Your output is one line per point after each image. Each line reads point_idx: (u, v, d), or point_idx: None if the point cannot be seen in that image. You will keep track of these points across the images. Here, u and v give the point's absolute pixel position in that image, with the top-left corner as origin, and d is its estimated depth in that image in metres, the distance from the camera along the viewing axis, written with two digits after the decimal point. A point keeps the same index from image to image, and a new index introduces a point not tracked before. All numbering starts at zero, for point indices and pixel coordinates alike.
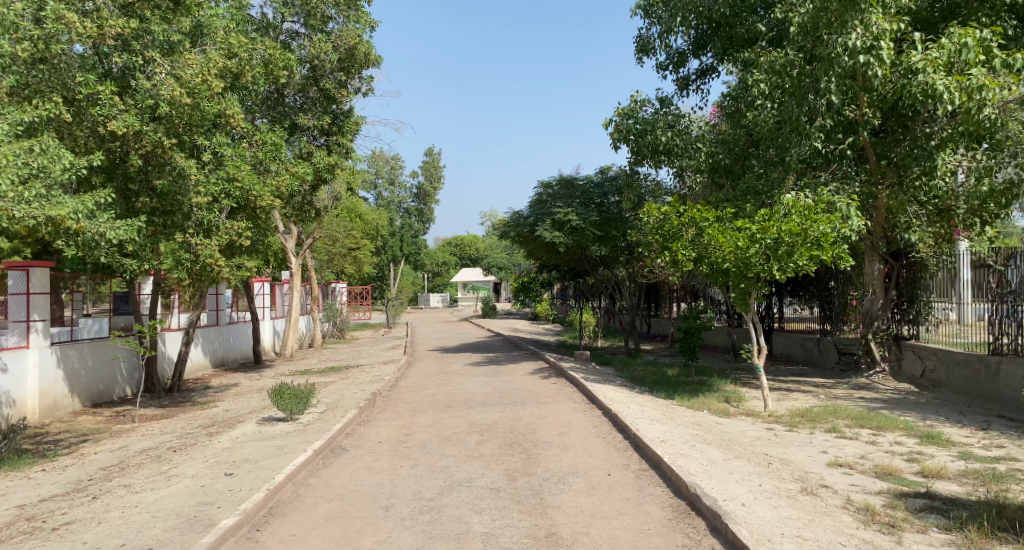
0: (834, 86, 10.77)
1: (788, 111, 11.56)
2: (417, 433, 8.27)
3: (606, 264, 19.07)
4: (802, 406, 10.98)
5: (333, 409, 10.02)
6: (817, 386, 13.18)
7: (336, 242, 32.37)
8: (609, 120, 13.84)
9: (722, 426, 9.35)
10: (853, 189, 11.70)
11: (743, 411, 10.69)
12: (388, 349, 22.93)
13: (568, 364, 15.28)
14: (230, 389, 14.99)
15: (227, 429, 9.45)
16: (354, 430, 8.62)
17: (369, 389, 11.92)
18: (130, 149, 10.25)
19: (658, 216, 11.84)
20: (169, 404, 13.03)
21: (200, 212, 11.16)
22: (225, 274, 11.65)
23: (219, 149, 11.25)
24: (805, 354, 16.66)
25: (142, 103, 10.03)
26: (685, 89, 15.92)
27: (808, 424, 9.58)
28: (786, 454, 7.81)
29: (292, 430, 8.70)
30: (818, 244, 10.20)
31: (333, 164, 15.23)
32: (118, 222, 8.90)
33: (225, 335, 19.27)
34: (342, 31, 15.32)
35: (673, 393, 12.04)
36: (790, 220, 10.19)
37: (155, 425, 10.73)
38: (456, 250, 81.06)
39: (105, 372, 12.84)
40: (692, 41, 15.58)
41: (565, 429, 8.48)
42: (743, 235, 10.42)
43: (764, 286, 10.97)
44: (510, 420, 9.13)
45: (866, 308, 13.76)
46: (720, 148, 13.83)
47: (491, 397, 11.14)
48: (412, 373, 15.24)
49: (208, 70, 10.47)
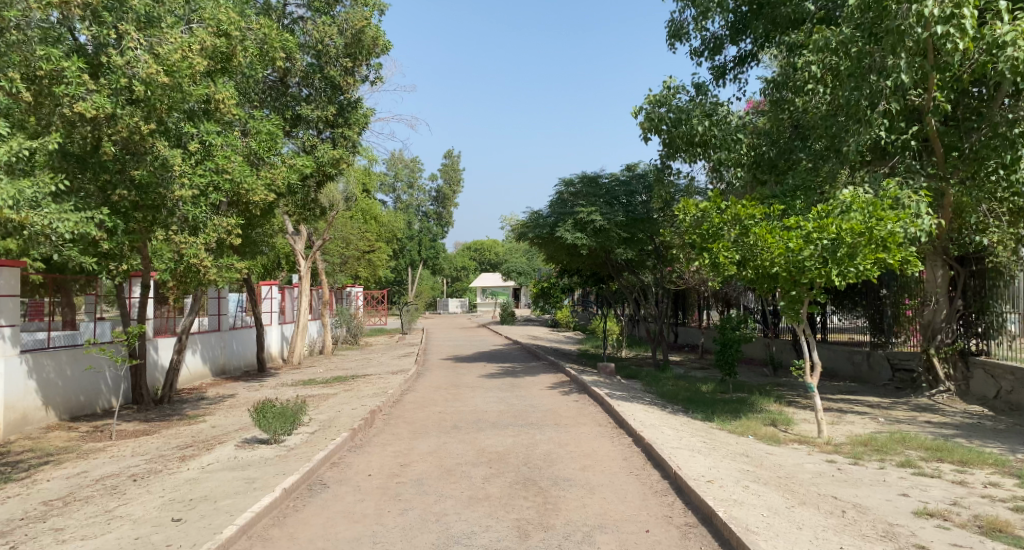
0: (903, 64, 9.36)
1: (844, 95, 10.22)
2: (416, 465, 7.03)
3: (632, 268, 17.84)
4: (863, 433, 9.53)
5: (325, 429, 8.82)
6: (872, 407, 11.72)
7: (349, 245, 31.12)
8: (640, 108, 12.53)
9: (775, 458, 7.97)
10: (920, 183, 10.27)
11: (794, 438, 9.27)
12: (400, 357, 21.74)
13: (592, 378, 13.93)
14: (225, 400, 13.88)
15: (204, 452, 8.29)
16: (343, 459, 7.39)
17: (369, 405, 10.72)
18: (102, 135, 9.09)
19: (696, 213, 10.40)
20: (155, 418, 11.92)
21: (185, 206, 10.11)
22: (212, 275, 10.54)
23: (207, 138, 10.18)
24: (852, 369, 15.18)
25: (116, 81, 8.95)
26: (722, 78, 14.58)
27: (876, 456, 8.14)
28: (859, 497, 6.42)
29: (271, 458, 7.50)
30: (885, 245, 8.84)
31: (337, 158, 14.05)
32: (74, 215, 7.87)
33: (228, 342, 18.20)
34: (348, 13, 14.17)
35: (711, 413, 10.66)
36: (852, 217, 8.82)
37: (131, 444, 9.59)
38: (476, 254, 80.05)
39: (86, 382, 11.77)
40: (729, 26, 14.27)
41: (591, 461, 7.17)
42: (795, 234, 9.07)
43: (819, 294, 9.58)
44: (526, 447, 7.86)
45: (927, 320, 12.46)
46: (763, 140, 12.89)
47: (506, 417, 9.87)
48: (420, 385, 14.00)
49: (189, 46, 9.41)
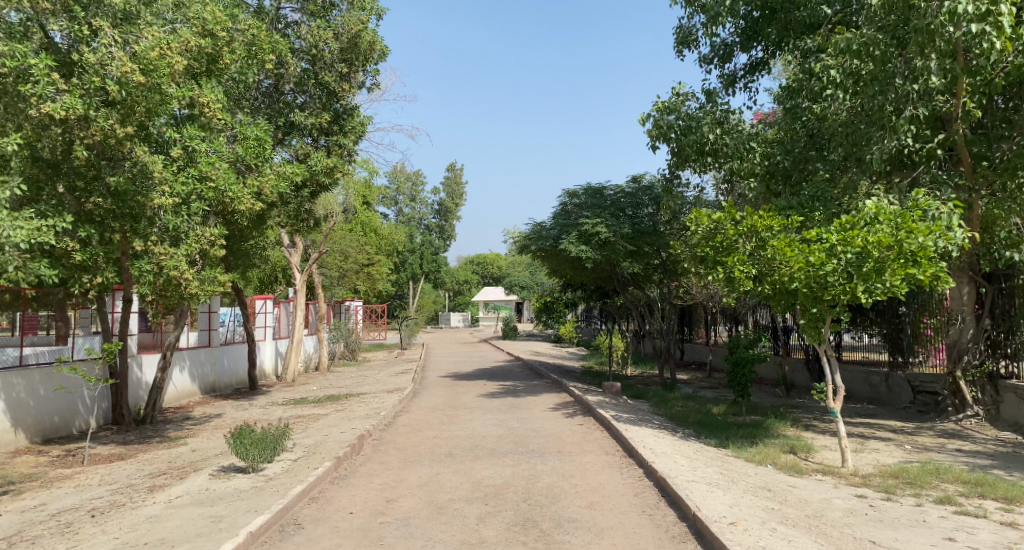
0: (934, 66, 8.70)
1: (868, 101, 9.65)
2: (404, 501, 6.35)
3: (638, 282, 17.25)
4: (891, 462, 8.81)
5: (308, 457, 8.14)
6: (896, 433, 11.02)
7: (347, 258, 30.14)
8: (647, 115, 11.92)
9: (800, 492, 7.26)
10: (949, 194, 9.55)
11: (817, 468, 8.54)
12: (397, 374, 21.03)
13: (597, 398, 13.22)
14: (210, 420, 13.19)
15: (176, 483, 7.62)
16: (323, 493, 6.71)
17: (359, 428, 10.04)
18: (75, 138, 8.50)
19: (708, 224, 9.73)
20: (134, 440, 11.24)
21: (165, 215, 9.49)
22: (194, 289, 9.88)
23: (190, 142, 9.66)
24: (869, 391, 14.42)
25: (89, 81, 8.38)
26: (732, 86, 13.98)
27: (911, 490, 7.41)
28: (901, 542, 5.72)
29: (246, 490, 6.82)
30: (914, 260, 8.16)
31: (331, 167, 13.47)
32: (21, 221, 7.47)
33: (218, 358, 17.51)
34: (344, 17, 13.64)
35: (726, 439, 9.95)
36: (879, 229, 8.15)
37: (101, 471, 8.90)
38: (479, 268, 79.59)
39: (61, 402, 11.13)
40: (740, 33, 13.69)
41: (598, 498, 6.48)
42: (816, 248, 8.43)
43: (843, 312, 8.90)
44: (526, 479, 7.17)
45: (952, 339, 11.77)
46: (777, 149, 12.02)
47: (506, 443, 9.17)
48: (416, 405, 13.33)
49: (168, 44, 8.83)
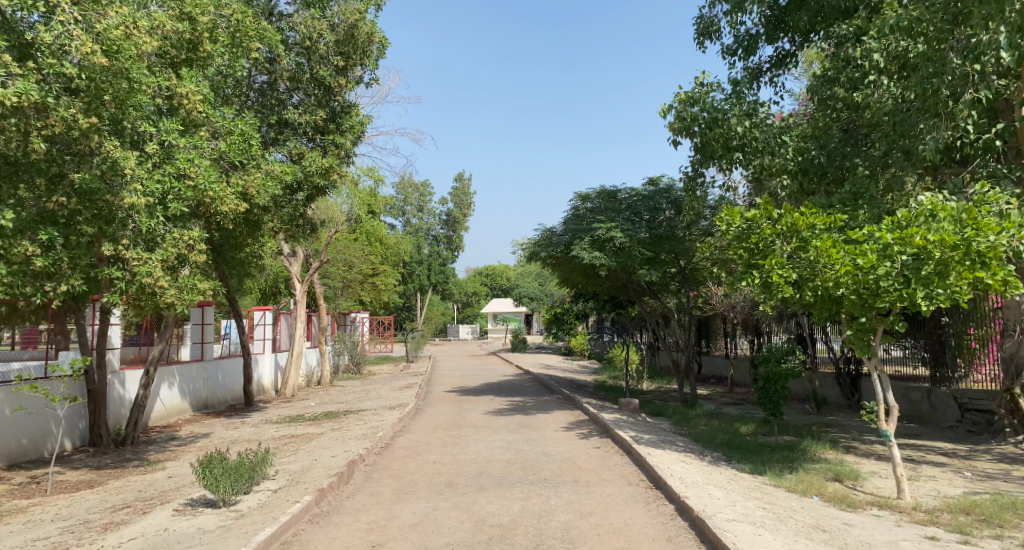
0: (1005, 39, 7.69)
1: (920, 85, 8.64)
2: (391, 547, 5.33)
3: (655, 291, 16.14)
4: (955, 494, 7.69)
5: (289, 488, 7.14)
6: (949, 457, 9.88)
7: (352, 268, 29.25)
8: (669, 107, 10.92)
9: (860, 533, 6.18)
10: (1013, 190, 8.48)
11: (871, 500, 7.42)
12: (400, 388, 20.02)
13: (613, 417, 12.15)
14: (196, 440, 12.22)
15: (136, 519, 6.63)
16: (299, 536, 5.71)
17: (351, 452, 9.02)
18: (32, 131, 7.52)
19: (741, 223, 8.66)
20: (108, 464, 10.28)
21: (137, 216, 8.49)
22: (171, 299, 8.93)
23: (167, 137, 8.83)
24: (909, 408, 13.24)
25: (47, 64, 7.49)
26: (757, 79, 12.98)
27: (990, 531, 6.30)
28: None
29: (210, 531, 5.81)
30: (982, 261, 7.08)
31: (326, 167, 12.52)
32: None
33: (210, 373, 16.55)
34: (341, 7, 12.88)
35: (761, 465, 8.85)
36: (940, 226, 7.09)
37: (62, 502, 7.93)
38: (487, 279, 78.63)
39: (29, 423, 10.19)
40: (765, 22, 12.67)
41: (623, 543, 5.43)
42: (867, 249, 7.38)
43: (898, 321, 7.79)
44: (537, 517, 6.14)
45: (1009, 352, 10.73)
46: (811, 144, 11.01)
47: (514, 470, 8.13)
48: (418, 424, 12.31)
49: (135, 23, 7.98)
